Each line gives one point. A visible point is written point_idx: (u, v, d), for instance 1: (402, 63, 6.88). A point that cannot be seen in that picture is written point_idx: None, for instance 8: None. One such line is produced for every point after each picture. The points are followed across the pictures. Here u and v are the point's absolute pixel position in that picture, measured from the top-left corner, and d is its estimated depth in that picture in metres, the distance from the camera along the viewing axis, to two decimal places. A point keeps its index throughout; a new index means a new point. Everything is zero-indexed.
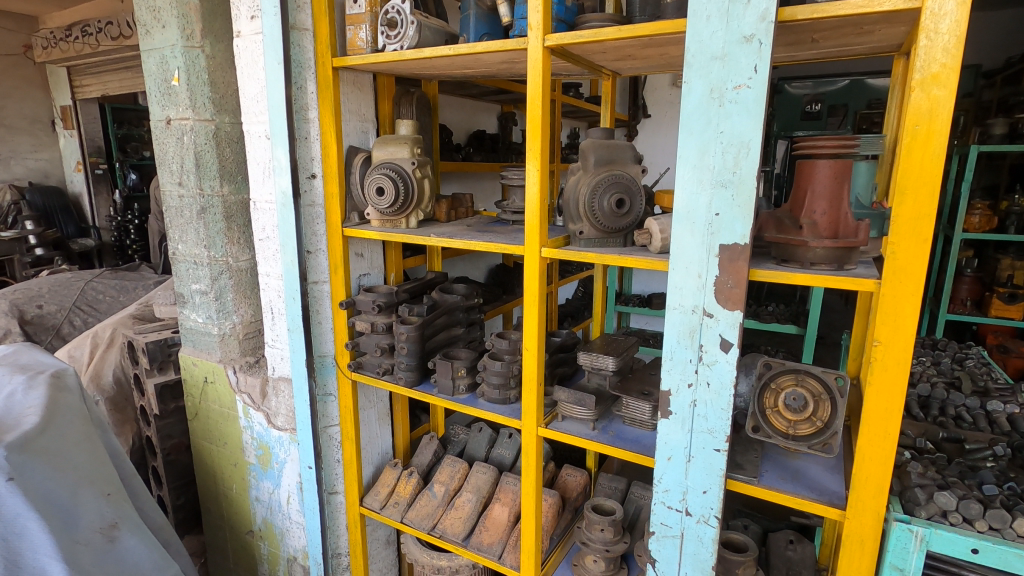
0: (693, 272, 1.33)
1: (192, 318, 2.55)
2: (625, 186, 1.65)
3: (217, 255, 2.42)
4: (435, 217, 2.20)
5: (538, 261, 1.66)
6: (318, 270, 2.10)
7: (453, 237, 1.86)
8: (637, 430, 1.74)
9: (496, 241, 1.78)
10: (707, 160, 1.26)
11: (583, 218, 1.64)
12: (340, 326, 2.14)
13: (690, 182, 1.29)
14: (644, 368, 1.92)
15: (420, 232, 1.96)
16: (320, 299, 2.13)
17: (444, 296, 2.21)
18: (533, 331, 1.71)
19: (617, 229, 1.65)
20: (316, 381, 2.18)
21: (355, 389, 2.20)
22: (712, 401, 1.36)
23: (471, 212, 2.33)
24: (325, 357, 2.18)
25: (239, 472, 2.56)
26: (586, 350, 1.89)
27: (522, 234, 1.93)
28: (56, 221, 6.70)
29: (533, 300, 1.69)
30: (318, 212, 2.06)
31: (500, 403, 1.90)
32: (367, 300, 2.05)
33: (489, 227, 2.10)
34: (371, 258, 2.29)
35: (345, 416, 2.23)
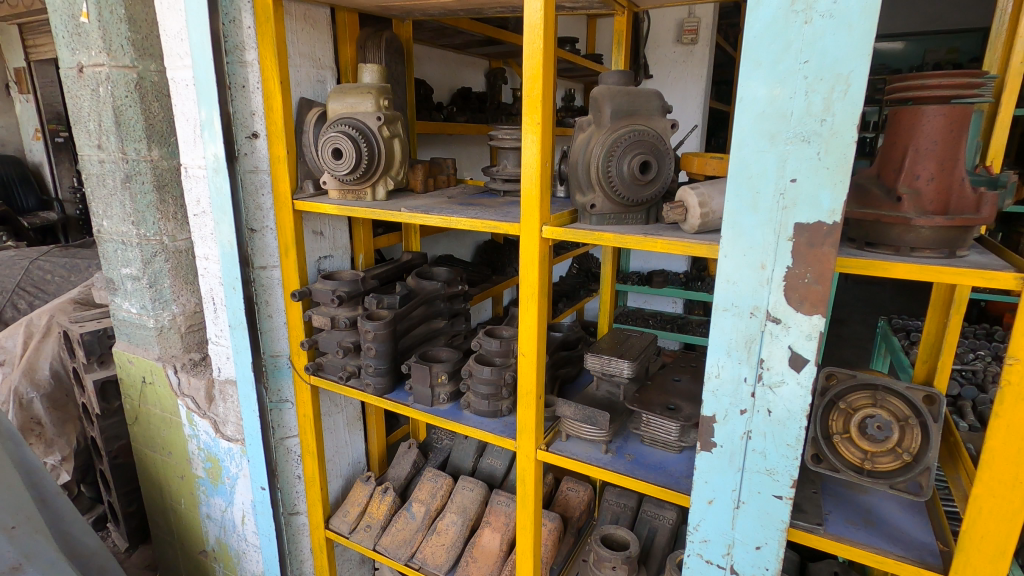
0: (754, 263, 0.97)
1: (125, 308, 2.16)
2: (651, 145, 1.27)
3: (148, 233, 2.01)
4: (410, 187, 1.81)
5: (537, 244, 1.29)
6: (266, 251, 1.71)
7: (429, 212, 1.47)
8: (660, 452, 1.41)
9: (482, 217, 1.40)
10: (782, 103, 0.89)
11: (596, 188, 1.27)
12: (294, 322, 1.76)
13: (755, 136, 0.92)
14: (665, 372, 1.58)
15: (389, 205, 1.58)
16: (269, 288, 1.74)
17: (421, 284, 1.83)
18: (530, 333, 1.35)
19: (638, 202, 1.28)
20: (268, 386, 1.81)
21: (315, 395, 1.84)
22: (775, 433, 1.01)
23: (453, 180, 1.94)
24: (278, 357, 1.81)
25: (187, 486, 2.21)
26: (596, 352, 1.54)
27: (516, 208, 1.55)
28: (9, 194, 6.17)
29: (532, 295, 1.32)
30: (263, 180, 1.67)
31: (490, 416, 1.56)
32: (325, 289, 1.67)
33: (475, 198, 1.71)
34: (334, 237, 1.91)
35: (305, 427, 1.87)
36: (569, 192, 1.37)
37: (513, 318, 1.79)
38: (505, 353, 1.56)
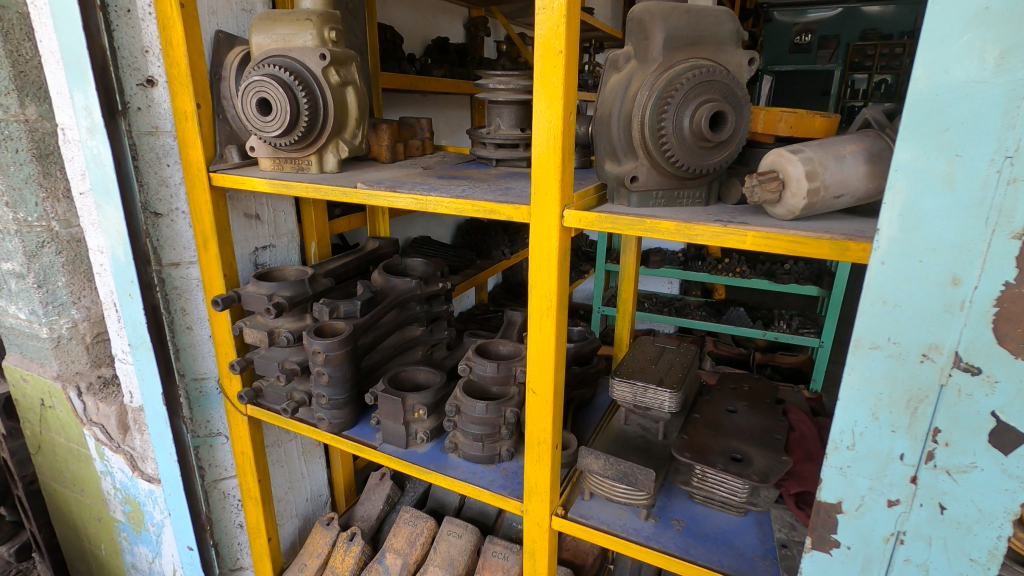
0: (938, 274, 0.58)
1: (10, 314, 1.67)
2: (725, 89, 0.85)
3: (29, 218, 1.53)
4: (372, 155, 1.37)
5: (555, 238, 0.87)
6: (179, 243, 1.28)
7: (396, 188, 1.04)
8: (719, 515, 1.04)
9: (472, 195, 0.98)
10: None
11: (640, 152, 0.89)
12: (220, 337, 1.32)
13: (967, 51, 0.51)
14: (713, 400, 1.21)
15: (342, 179, 1.15)
16: (186, 291, 1.31)
17: (390, 282, 1.42)
18: (543, 365, 0.95)
19: (702, 173, 0.89)
20: (189, 418, 1.39)
21: (256, 428, 1.42)
22: (951, 540, 0.64)
23: (430, 146, 1.51)
24: (203, 380, 1.39)
25: (107, 530, 1.78)
26: (626, 377, 1.15)
27: (517, 182, 1.13)
28: None
29: (546, 311, 0.91)
30: (167, 145, 1.22)
31: (484, 464, 1.17)
32: (258, 295, 1.23)
33: (458, 170, 1.29)
34: (274, 222, 1.47)
35: (244, 468, 1.46)
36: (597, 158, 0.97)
37: (509, 325, 1.39)
38: (505, 380, 1.16)
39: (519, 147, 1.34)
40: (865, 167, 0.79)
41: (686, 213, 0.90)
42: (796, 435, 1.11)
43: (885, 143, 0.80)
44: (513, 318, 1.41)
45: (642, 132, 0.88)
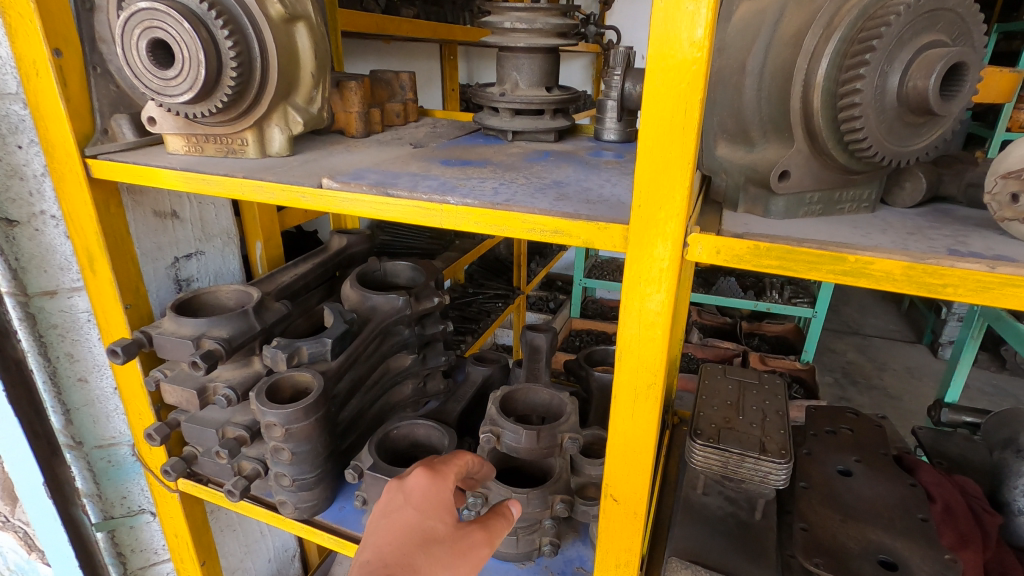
0: None
1: None
2: (953, 23, 0.51)
3: None
4: (338, 126, 0.97)
5: (668, 279, 0.53)
6: (49, 262, 0.87)
7: (389, 184, 0.66)
8: None
9: (518, 199, 0.62)
10: None
11: (795, 128, 0.55)
12: (130, 393, 0.93)
13: None
14: (815, 456, 0.92)
15: (298, 167, 0.75)
16: (71, 332, 0.92)
17: (369, 301, 1.04)
18: (631, 464, 0.62)
19: (890, 163, 0.56)
20: (95, 496, 1.02)
21: (192, 507, 1.04)
22: None
23: (414, 111, 1.11)
24: (111, 447, 1.01)
25: None
26: (712, 440, 0.83)
27: (563, 170, 0.77)
28: None
29: (644, 388, 0.58)
30: (14, 115, 0.79)
31: (517, 561, 0.85)
32: (177, 340, 0.84)
33: (464, 148, 0.91)
34: (198, 221, 1.07)
35: (180, 553, 1.09)
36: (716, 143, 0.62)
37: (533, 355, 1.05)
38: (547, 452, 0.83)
39: (545, 114, 0.97)
40: None
41: (868, 229, 0.56)
42: (939, 508, 0.83)
43: None
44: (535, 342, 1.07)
45: (803, 99, 0.54)
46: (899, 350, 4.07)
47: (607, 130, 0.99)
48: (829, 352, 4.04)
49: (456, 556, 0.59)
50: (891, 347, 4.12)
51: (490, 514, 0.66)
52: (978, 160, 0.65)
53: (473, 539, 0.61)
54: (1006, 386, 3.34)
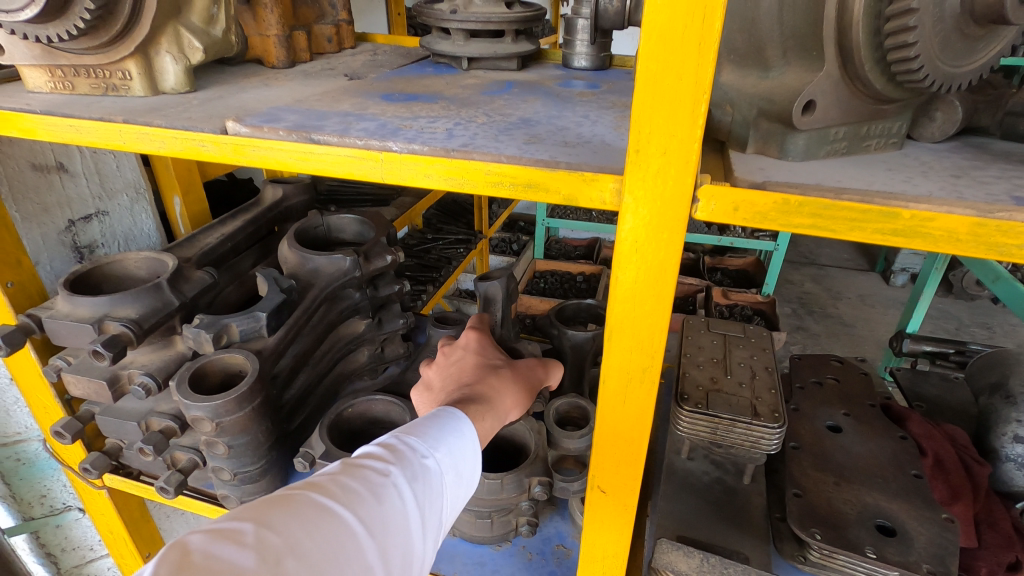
0: None
1: None
2: None
3: None
4: (254, 55, 0.80)
5: (671, 242, 0.43)
6: None
7: (314, 127, 0.52)
8: None
9: (478, 143, 0.49)
10: None
11: (827, 45, 0.44)
12: (27, 385, 0.79)
13: None
14: (802, 412, 0.87)
15: (197, 107, 0.59)
16: None
17: (310, 263, 0.90)
18: (622, 454, 0.54)
19: (940, 88, 0.45)
20: (9, 497, 0.90)
21: (125, 500, 0.93)
22: None
23: (350, 35, 0.94)
24: (18, 444, 0.88)
25: None
26: (700, 405, 0.76)
27: (531, 102, 0.64)
28: None
29: (639, 372, 0.49)
30: None
31: (492, 545, 0.78)
32: (69, 323, 0.70)
33: (409, 79, 0.76)
34: (92, 174, 0.89)
35: (117, 548, 0.98)
36: (736, 76, 0.52)
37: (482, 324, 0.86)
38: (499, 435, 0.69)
39: (505, 37, 0.82)
40: None
41: (904, 172, 0.46)
42: (930, 461, 0.79)
43: None
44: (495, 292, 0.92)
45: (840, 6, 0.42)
46: (852, 278, 4.17)
47: (577, 56, 0.86)
48: (788, 284, 4.10)
49: (521, 378, 0.66)
50: (845, 275, 4.22)
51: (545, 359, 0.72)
52: (1012, 84, 0.56)
53: (530, 369, 0.68)
54: (951, 309, 3.48)
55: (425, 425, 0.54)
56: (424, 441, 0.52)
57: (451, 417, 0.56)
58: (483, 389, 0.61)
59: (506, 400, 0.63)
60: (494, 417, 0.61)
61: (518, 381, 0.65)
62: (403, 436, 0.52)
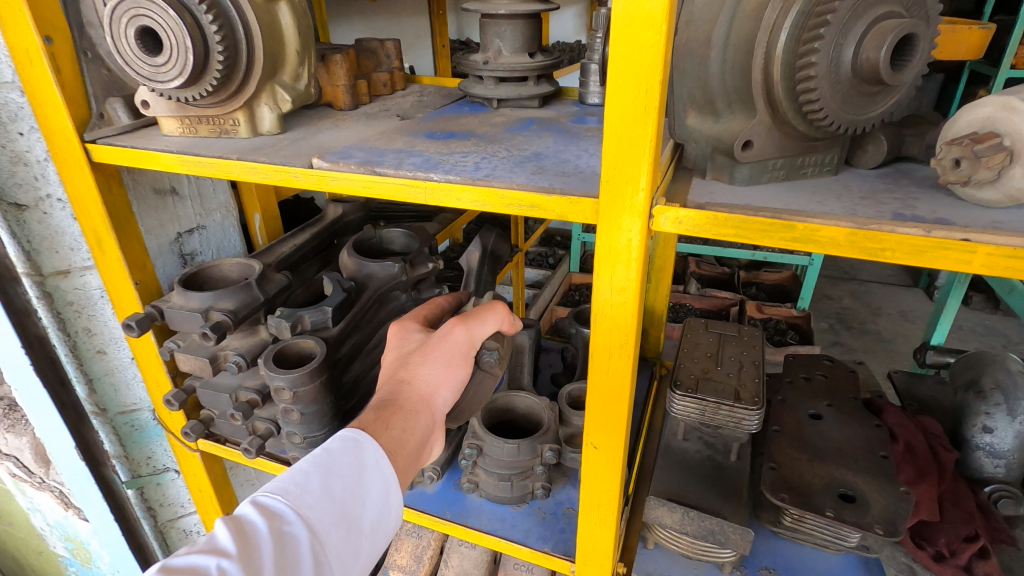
0: None
1: None
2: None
3: None
4: (326, 100, 0.99)
5: (637, 247, 0.58)
6: (60, 242, 0.92)
7: (376, 162, 0.70)
8: (817, 556, 0.84)
9: (498, 174, 0.65)
10: None
11: (758, 101, 0.58)
12: (146, 363, 1.00)
13: None
14: (788, 402, 0.99)
15: (287, 147, 0.78)
16: (86, 303, 0.97)
17: (366, 269, 1.08)
18: (609, 416, 0.68)
19: (851, 130, 0.59)
20: (123, 458, 1.10)
21: (212, 462, 1.12)
22: None
23: (400, 78, 1.13)
24: (134, 412, 1.08)
25: (50, 565, 1.51)
26: (690, 390, 0.89)
27: (545, 138, 0.80)
28: None
29: (617, 347, 0.63)
30: (13, 103, 0.83)
31: (513, 505, 0.93)
32: (186, 312, 0.90)
33: (449, 118, 0.93)
34: (196, 195, 1.09)
35: (203, 505, 1.18)
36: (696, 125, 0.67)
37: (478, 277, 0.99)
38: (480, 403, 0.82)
39: (528, 81, 0.99)
40: None
41: (827, 195, 0.59)
42: (901, 447, 0.89)
43: None
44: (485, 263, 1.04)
45: (764, 72, 0.56)
46: (894, 294, 4.13)
47: (591, 95, 1.01)
48: (826, 299, 4.09)
49: (438, 353, 0.70)
50: (887, 290, 4.17)
51: (477, 312, 0.74)
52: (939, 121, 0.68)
53: (448, 334, 0.70)
54: (997, 326, 3.40)
55: (303, 488, 0.58)
56: (297, 503, 0.57)
57: (333, 474, 0.59)
58: (392, 391, 0.68)
59: (426, 386, 0.69)
60: (409, 412, 0.67)
61: (432, 360, 0.69)
62: (272, 507, 0.56)
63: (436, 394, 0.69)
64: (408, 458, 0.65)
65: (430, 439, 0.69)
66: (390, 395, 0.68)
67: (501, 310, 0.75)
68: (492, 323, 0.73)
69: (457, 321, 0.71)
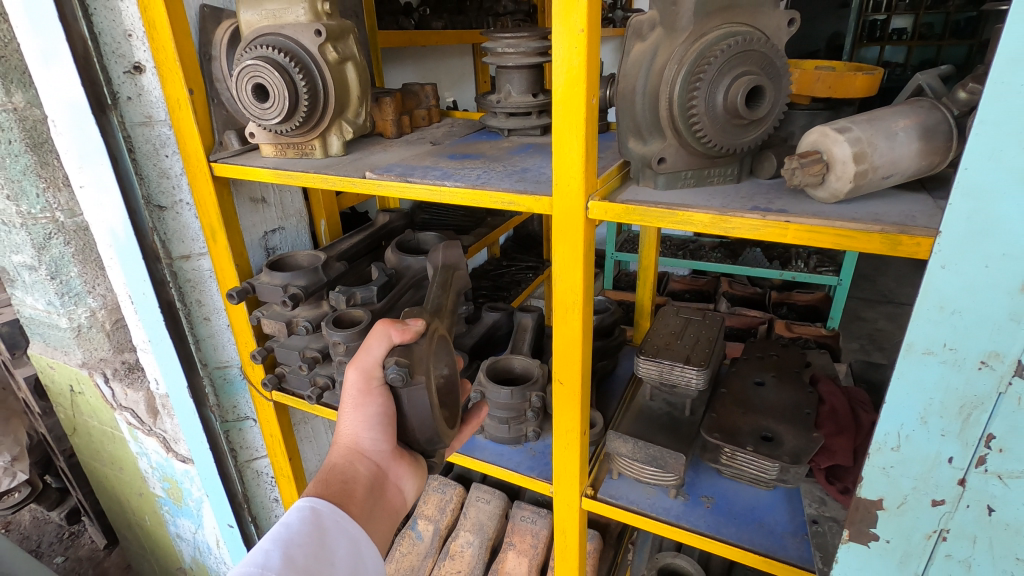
0: (1007, 281, 0.54)
1: (29, 303, 1.66)
2: (762, 57, 0.78)
3: (32, 210, 1.48)
4: (378, 131, 1.31)
5: (580, 230, 0.83)
6: (186, 235, 1.26)
7: (408, 174, 0.99)
8: (747, 489, 1.05)
9: (490, 182, 0.93)
10: None
11: (668, 130, 0.82)
12: (239, 328, 1.31)
13: None
14: (740, 373, 1.20)
15: (347, 165, 1.08)
16: (201, 283, 1.30)
17: (404, 261, 1.38)
18: (569, 357, 0.93)
19: (733, 150, 0.83)
20: (216, 405, 1.42)
21: (282, 411, 1.43)
22: (1002, 543, 0.63)
23: (436, 113, 1.43)
24: (227, 368, 1.40)
25: (149, 503, 1.86)
26: (651, 354, 1.13)
27: (536, 158, 1.08)
28: None
29: (571, 304, 0.89)
30: (163, 135, 1.17)
31: (510, 444, 1.18)
32: (271, 286, 1.21)
33: (469, 144, 1.22)
34: (281, 202, 1.42)
35: (273, 448, 1.48)
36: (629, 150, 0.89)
37: (447, 271, 1.06)
38: (468, 383, 1.04)
39: (532, 115, 1.27)
40: (918, 145, 0.72)
41: (719, 196, 0.83)
42: (826, 408, 1.09)
43: (942, 115, 0.73)
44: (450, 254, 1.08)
45: (668, 110, 0.81)
46: None
47: None
48: (859, 321, 4.12)
49: (349, 405, 0.88)
50: None
51: (368, 340, 0.85)
52: None
53: (349, 381, 0.87)
54: None
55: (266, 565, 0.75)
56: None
57: (287, 546, 0.78)
58: (333, 453, 0.93)
59: (348, 437, 0.90)
60: (348, 464, 0.90)
61: (346, 413, 0.89)
62: None
63: (357, 436, 0.89)
64: (358, 503, 0.89)
65: (372, 478, 0.90)
66: (333, 459, 0.92)
67: (380, 328, 0.83)
68: (376, 346, 0.83)
69: (351, 366, 0.86)
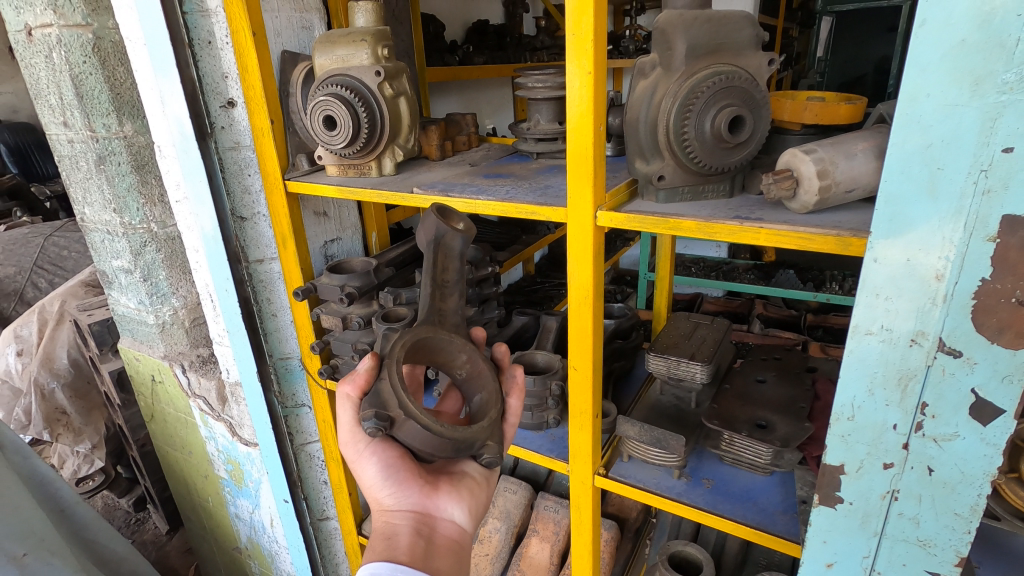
0: (925, 273, 0.66)
1: (123, 303, 1.93)
2: (742, 92, 0.93)
3: (133, 221, 1.76)
4: (424, 154, 1.51)
5: (590, 235, 0.99)
6: (261, 242, 1.48)
7: (449, 190, 1.17)
8: (744, 474, 1.16)
9: (517, 196, 1.10)
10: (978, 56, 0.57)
11: (665, 151, 0.97)
12: (300, 323, 1.52)
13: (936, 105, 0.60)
14: (744, 372, 1.31)
15: (398, 183, 1.27)
16: (271, 284, 1.52)
17: None
18: (583, 346, 1.08)
19: (721, 169, 0.98)
20: (279, 391, 1.62)
21: (333, 400, 1.62)
22: (943, 499, 0.74)
23: (475, 139, 1.63)
24: (289, 359, 1.61)
25: (213, 485, 2.08)
26: (660, 351, 1.26)
27: (558, 177, 1.25)
28: (36, 163, 5.98)
29: (583, 299, 1.04)
30: (248, 157, 1.40)
31: (533, 429, 1.33)
32: (331, 285, 1.41)
33: (502, 165, 1.40)
34: (340, 216, 1.64)
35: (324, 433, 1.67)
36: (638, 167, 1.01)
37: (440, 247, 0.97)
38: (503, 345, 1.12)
39: (558, 140, 1.44)
40: (874, 164, 0.85)
41: (710, 208, 0.97)
42: (820, 403, 1.20)
43: None
44: (429, 228, 0.96)
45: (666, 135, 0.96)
46: None
47: None
48: None
49: (359, 471, 1.00)
50: None
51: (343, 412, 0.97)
52: None
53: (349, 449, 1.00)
54: None
55: None
56: None
57: None
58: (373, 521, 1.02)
59: (372, 499, 1.01)
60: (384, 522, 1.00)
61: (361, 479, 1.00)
62: None
63: (377, 492, 1.00)
64: (406, 547, 0.96)
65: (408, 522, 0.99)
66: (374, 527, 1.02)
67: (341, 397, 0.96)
68: (345, 411, 0.97)
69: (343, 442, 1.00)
